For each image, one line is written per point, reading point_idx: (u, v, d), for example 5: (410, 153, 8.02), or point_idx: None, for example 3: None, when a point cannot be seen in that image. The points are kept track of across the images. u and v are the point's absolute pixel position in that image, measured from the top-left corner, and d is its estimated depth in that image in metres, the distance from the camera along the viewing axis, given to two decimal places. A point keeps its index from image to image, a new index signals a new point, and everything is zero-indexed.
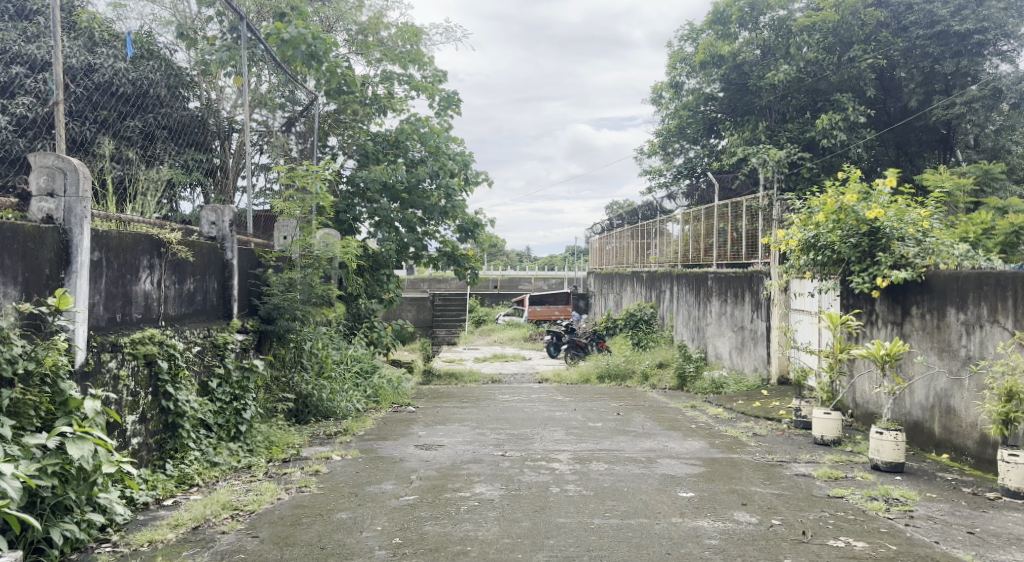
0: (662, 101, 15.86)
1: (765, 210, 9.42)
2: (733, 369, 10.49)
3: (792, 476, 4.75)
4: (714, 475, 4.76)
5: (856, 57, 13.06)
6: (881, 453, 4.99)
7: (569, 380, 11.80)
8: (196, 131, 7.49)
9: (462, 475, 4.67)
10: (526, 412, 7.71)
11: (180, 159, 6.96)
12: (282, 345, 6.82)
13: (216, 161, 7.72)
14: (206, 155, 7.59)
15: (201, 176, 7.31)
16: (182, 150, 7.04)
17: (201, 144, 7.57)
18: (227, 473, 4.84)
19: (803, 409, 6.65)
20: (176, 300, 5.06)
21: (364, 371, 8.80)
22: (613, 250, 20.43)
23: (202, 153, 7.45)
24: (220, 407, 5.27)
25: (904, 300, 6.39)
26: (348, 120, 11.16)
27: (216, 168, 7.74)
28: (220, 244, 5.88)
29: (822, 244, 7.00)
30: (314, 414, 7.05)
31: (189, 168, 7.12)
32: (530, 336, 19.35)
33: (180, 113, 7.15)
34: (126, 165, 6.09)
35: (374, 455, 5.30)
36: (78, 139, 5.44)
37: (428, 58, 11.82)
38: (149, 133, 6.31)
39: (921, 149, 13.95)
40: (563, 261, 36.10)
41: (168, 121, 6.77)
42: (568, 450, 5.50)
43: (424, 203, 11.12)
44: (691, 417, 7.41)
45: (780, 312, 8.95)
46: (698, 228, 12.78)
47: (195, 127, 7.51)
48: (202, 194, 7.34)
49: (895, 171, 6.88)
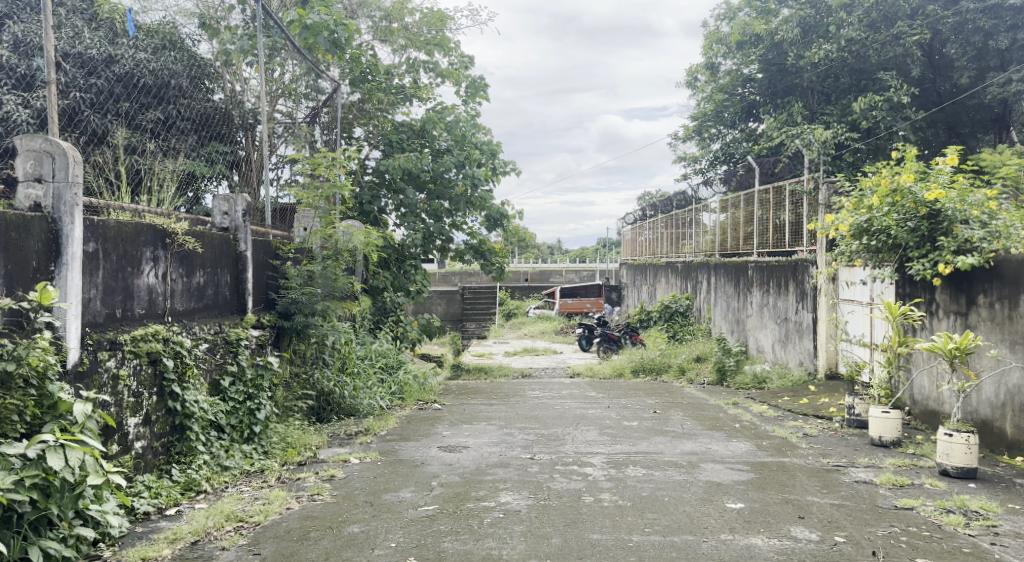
0: (698, 84, 15.30)
1: (811, 194, 8.94)
2: (777, 362, 9.97)
3: (851, 484, 4.29)
4: (765, 482, 4.32)
5: (901, 32, 12.26)
6: (951, 458, 4.49)
7: (602, 374, 11.40)
8: (221, 125, 7.20)
9: (487, 481, 4.31)
10: (557, 410, 7.33)
11: (203, 152, 6.69)
12: (301, 341, 6.53)
13: (241, 154, 7.42)
14: (230, 148, 7.28)
15: (223, 169, 7.06)
16: (202, 142, 6.72)
17: (225, 136, 7.28)
18: (239, 478, 4.57)
19: (857, 407, 6.18)
20: (184, 295, 4.78)
21: (389, 367, 8.50)
22: (646, 241, 19.89)
23: (226, 145, 7.17)
24: (233, 407, 4.99)
25: (970, 288, 5.83)
26: (372, 110, 10.80)
27: (241, 161, 7.46)
28: (233, 235, 5.56)
29: (876, 228, 6.47)
30: (336, 412, 6.77)
31: (211, 160, 6.84)
32: (562, 329, 18.95)
33: (205, 105, 6.89)
34: (147, 158, 5.88)
35: (394, 459, 4.95)
36: (96, 131, 5.22)
37: (453, 43, 11.45)
38: (169, 123, 6.05)
39: (973, 130, 13.10)
40: (594, 253, 35.55)
41: (190, 112, 6.52)
42: (602, 453, 5.10)
43: (450, 193, 10.76)
44: (734, 415, 6.95)
45: (828, 303, 8.44)
46: (737, 217, 12.23)
47: (218, 118, 7.19)
48: (226, 187, 7.06)
49: (958, 148, 6.28)
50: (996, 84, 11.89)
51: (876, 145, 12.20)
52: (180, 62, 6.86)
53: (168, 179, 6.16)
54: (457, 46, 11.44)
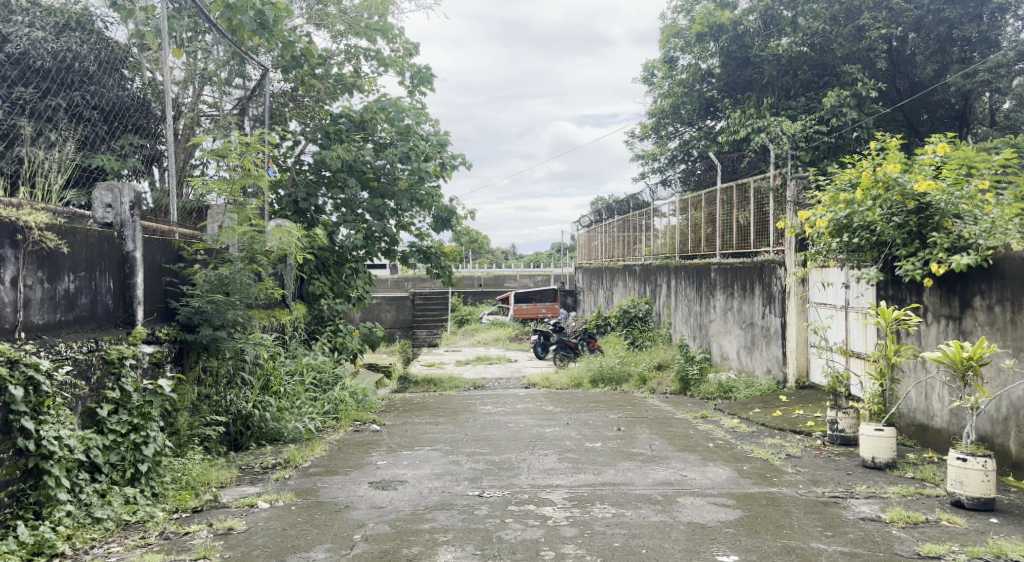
0: (655, 80, 14.73)
1: (778, 191, 8.41)
2: (742, 370, 9.39)
3: (857, 522, 3.63)
4: (756, 523, 3.63)
5: (864, 25, 12.00)
6: (965, 486, 3.87)
7: (558, 384, 10.72)
8: (139, 115, 6.04)
9: (424, 532, 3.50)
10: (510, 429, 6.53)
11: (113, 144, 5.61)
12: (212, 358, 5.60)
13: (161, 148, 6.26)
14: (148, 143, 6.14)
15: (140, 164, 6.02)
16: (114, 134, 5.68)
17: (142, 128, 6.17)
18: (112, 534, 3.65)
19: (839, 422, 5.60)
20: (45, 305, 3.85)
21: (323, 383, 7.59)
22: (600, 246, 19.28)
23: (143, 139, 6.06)
24: (112, 442, 4.06)
25: (963, 290, 5.26)
26: (309, 102, 9.76)
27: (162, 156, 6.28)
28: (117, 232, 4.60)
29: (857, 224, 5.88)
30: (256, 438, 5.91)
31: (124, 154, 5.74)
32: (516, 336, 18.16)
33: (119, 94, 5.82)
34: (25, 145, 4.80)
35: (313, 501, 4.10)
36: None
37: (397, 30, 10.62)
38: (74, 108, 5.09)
39: (933, 128, 12.83)
40: (549, 258, 34.97)
41: (98, 100, 5.46)
42: (563, 486, 4.34)
43: (394, 190, 9.87)
44: (705, 432, 6.27)
45: (798, 307, 7.92)
46: (698, 217, 11.62)
47: (133, 110, 6.03)
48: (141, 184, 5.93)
49: (946, 136, 5.77)
50: (959, 78, 11.68)
51: (841, 139, 11.73)
52: (85, 46, 5.68)
53: (56, 173, 5.12)
54: (401, 32, 10.62)
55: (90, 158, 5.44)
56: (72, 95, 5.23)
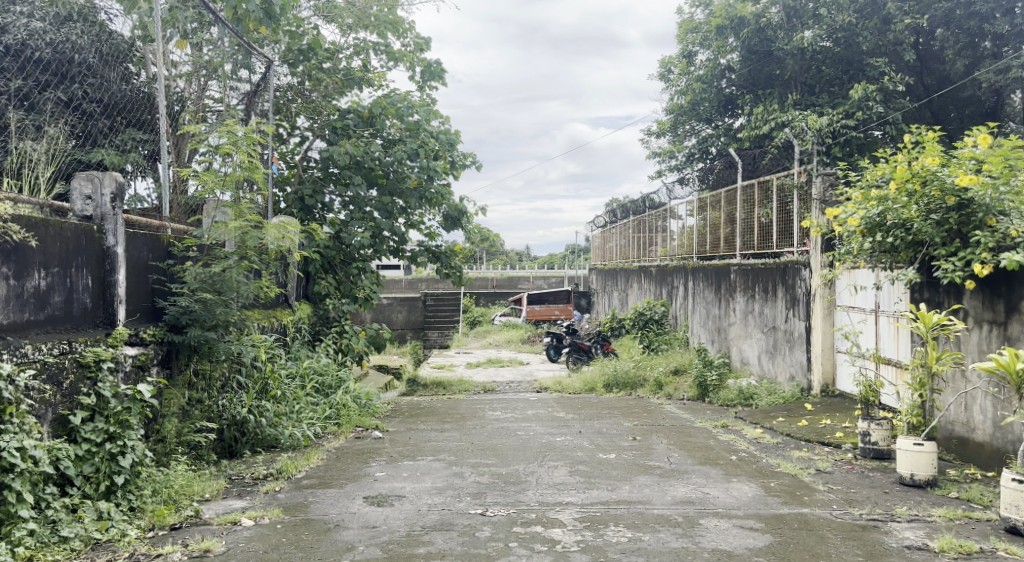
0: (672, 76, 14.31)
1: (802, 188, 8.00)
2: (763, 376, 8.98)
3: (903, 552, 3.26)
4: (789, 551, 3.26)
5: (890, 17, 11.59)
6: (1022, 511, 3.47)
7: (571, 389, 10.35)
8: (145, 110, 5.72)
9: (418, 558, 3.18)
10: (519, 437, 6.17)
11: (114, 138, 5.33)
12: (204, 361, 5.30)
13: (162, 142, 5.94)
14: (151, 138, 5.83)
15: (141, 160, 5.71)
16: (116, 128, 5.37)
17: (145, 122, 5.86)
18: (79, 555, 3.34)
19: (872, 434, 5.20)
20: (10, 303, 3.57)
21: (324, 387, 7.25)
22: (615, 247, 18.88)
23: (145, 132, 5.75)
24: (86, 452, 3.75)
25: (1009, 293, 4.82)
26: (316, 97, 9.39)
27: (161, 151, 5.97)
28: (97, 226, 4.31)
29: (892, 221, 5.48)
30: (251, 445, 5.59)
31: (125, 149, 5.46)
32: (528, 338, 17.79)
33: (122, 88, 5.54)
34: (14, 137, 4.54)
35: (301, 518, 3.78)
36: None
37: (407, 24, 10.31)
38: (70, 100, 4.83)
39: (962, 124, 12.32)
40: (562, 259, 34.58)
41: (100, 92, 5.16)
42: (574, 504, 3.99)
43: (402, 188, 9.51)
44: (727, 443, 5.88)
45: (824, 311, 7.52)
46: (716, 217, 11.19)
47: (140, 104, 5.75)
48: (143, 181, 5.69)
49: (993, 124, 5.29)
50: (990, 72, 11.20)
51: (868, 136, 11.27)
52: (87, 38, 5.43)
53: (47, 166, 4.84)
54: (412, 26, 10.31)
55: (89, 152, 5.16)
56: (72, 87, 4.94)
